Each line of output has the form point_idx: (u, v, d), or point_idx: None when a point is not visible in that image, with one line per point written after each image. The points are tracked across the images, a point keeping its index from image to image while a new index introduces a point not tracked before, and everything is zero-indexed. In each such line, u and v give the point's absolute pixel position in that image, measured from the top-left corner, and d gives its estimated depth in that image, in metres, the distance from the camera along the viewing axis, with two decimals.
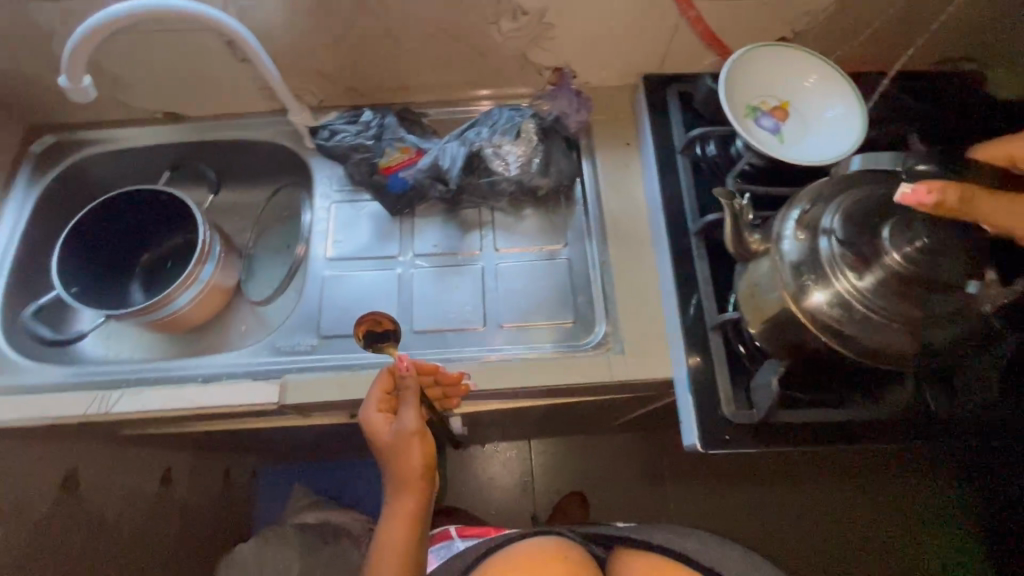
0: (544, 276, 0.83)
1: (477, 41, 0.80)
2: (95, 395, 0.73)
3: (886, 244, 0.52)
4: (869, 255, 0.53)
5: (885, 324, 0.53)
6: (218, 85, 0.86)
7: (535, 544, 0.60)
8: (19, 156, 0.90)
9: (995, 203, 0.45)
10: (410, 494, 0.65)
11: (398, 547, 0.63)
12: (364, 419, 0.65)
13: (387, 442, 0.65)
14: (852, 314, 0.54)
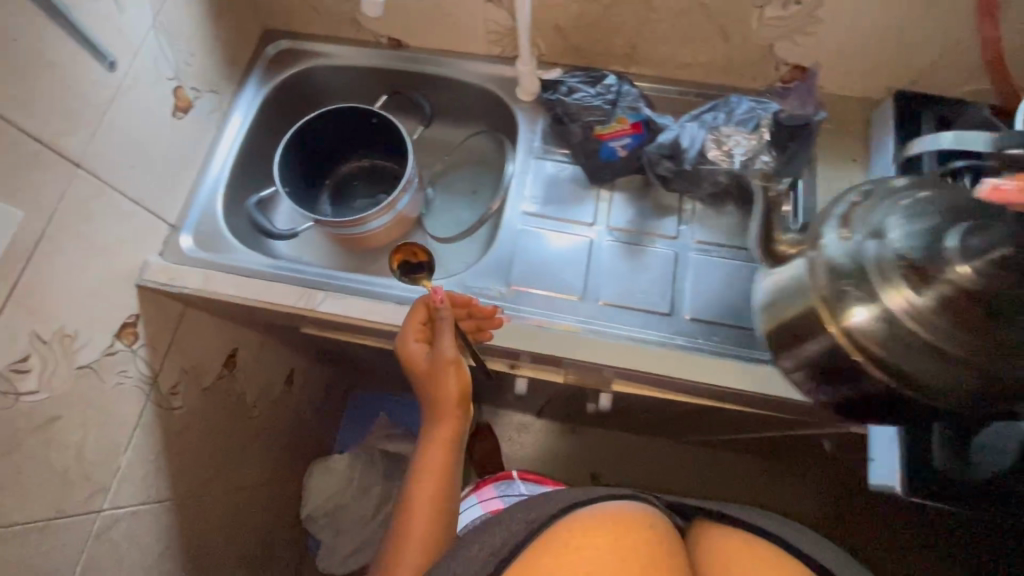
0: (740, 279, 0.79)
1: (732, 25, 0.77)
2: (303, 291, 0.79)
3: (958, 251, 0.41)
4: (932, 265, 0.42)
5: (932, 355, 0.42)
6: (453, 22, 0.87)
7: (595, 518, 0.57)
8: (254, 55, 0.96)
9: None
10: (445, 415, 0.72)
11: (435, 474, 0.70)
12: (404, 349, 0.73)
13: (425, 366, 0.73)
14: (895, 337, 0.43)
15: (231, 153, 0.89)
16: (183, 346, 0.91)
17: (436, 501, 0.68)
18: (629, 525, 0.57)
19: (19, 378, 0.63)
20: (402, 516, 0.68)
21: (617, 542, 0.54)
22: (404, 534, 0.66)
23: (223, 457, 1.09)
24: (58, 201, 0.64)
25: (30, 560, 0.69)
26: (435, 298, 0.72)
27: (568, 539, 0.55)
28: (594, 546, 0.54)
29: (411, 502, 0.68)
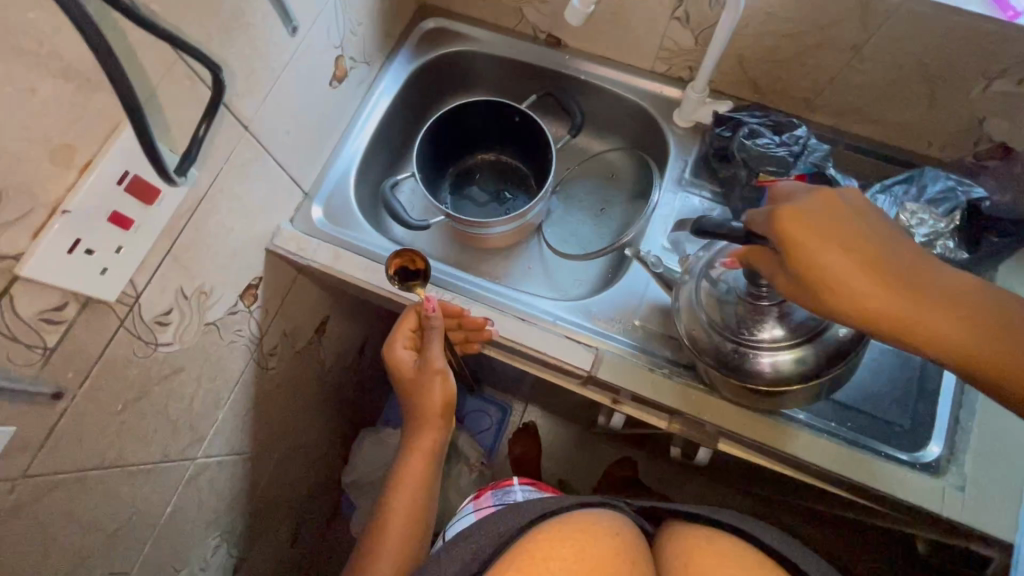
0: (889, 368, 0.73)
1: (944, 91, 0.70)
2: (431, 289, 0.78)
3: (744, 305, 0.62)
4: (740, 321, 0.62)
5: (786, 362, 0.62)
6: (628, 31, 0.82)
7: (559, 525, 0.52)
8: (408, 29, 0.93)
9: (852, 284, 0.44)
10: (426, 424, 0.71)
11: (412, 486, 0.69)
12: (391, 356, 0.72)
13: (410, 375, 0.72)
14: (764, 369, 0.63)
15: (370, 127, 0.87)
16: (289, 310, 0.88)
17: (411, 514, 0.68)
18: (589, 532, 0.51)
19: (160, 330, 0.63)
20: (377, 527, 0.67)
21: (583, 550, 0.49)
22: (379, 546, 0.65)
23: (296, 421, 1.04)
24: (225, 161, 0.63)
25: (133, 501, 0.69)
26: (427, 308, 0.69)
27: (533, 549, 0.49)
28: (562, 554, 0.48)
29: (386, 514, 0.67)
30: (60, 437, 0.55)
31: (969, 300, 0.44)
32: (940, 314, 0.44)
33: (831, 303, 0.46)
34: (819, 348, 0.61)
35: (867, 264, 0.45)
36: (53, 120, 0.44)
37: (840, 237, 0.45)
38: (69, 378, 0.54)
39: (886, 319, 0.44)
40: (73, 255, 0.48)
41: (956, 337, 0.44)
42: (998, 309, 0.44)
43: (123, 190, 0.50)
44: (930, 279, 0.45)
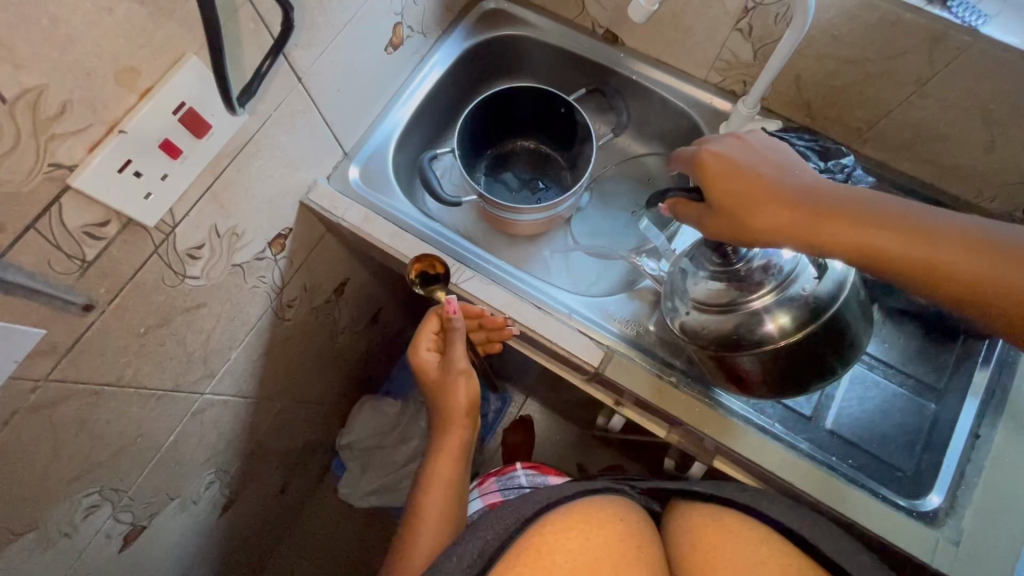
0: (899, 412, 0.72)
1: (1005, 140, 0.68)
2: (454, 264, 0.79)
3: (711, 284, 0.61)
4: (710, 299, 0.61)
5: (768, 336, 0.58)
6: (688, 37, 0.81)
7: (562, 519, 0.55)
8: (469, 5, 0.93)
9: (759, 209, 0.50)
10: (454, 426, 0.71)
11: (443, 487, 0.67)
12: (417, 359, 0.73)
13: (435, 379, 0.73)
14: (749, 343, 0.59)
15: (417, 98, 0.88)
16: (312, 266, 0.89)
17: (445, 512, 0.66)
18: (595, 518, 0.56)
19: (190, 263, 0.64)
20: (408, 528, 0.65)
21: (589, 541, 0.54)
22: (410, 547, 0.63)
23: (303, 375, 1.06)
24: (276, 109, 0.65)
25: (140, 423, 0.72)
26: (449, 310, 0.68)
27: (537, 543, 0.53)
28: (566, 547, 0.53)
29: (418, 515, 0.66)
30: (84, 348, 0.58)
31: (873, 208, 0.48)
32: (839, 223, 0.48)
33: (737, 226, 0.52)
34: (809, 300, 0.57)
35: (768, 187, 0.51)
36: (122, 42, 0.45)
37: (741, 169, 0.52)
38: (101, 293, 0.56)
39: (790, 236, 0.50)
40: (122, 175, 0.50)
41: (865, 240, 0.47)
42: (903, 214, 0.47)
43: (177, 120, 0.52)
44: (825, 195, 0.49)
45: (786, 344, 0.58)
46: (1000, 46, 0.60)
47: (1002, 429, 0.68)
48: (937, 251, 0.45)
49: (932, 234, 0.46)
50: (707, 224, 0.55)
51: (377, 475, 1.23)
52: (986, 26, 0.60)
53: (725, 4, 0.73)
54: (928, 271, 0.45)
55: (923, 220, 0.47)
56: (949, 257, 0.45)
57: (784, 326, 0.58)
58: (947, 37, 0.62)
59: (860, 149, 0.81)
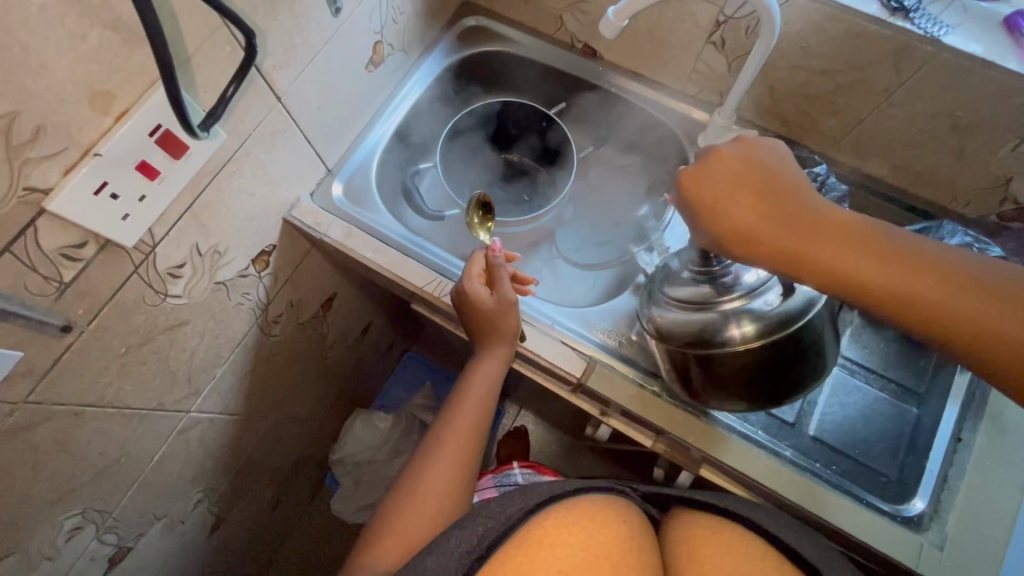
0: (881, 417, 0.73)
1: (974, 145, 0.69)
2: (436, 278, 0.79)
3: (690, 288, 0.62)
4: (688, 304, 0.62)
5: (736, 340, 0.58)
6: (663, 50, 0.83)
7: (566, 511, 0.52)
8: (451, 23, 0.94)
9: (752, 216, 0.49)
10: (500, 348, 0.72)
11: (472, 411, 0.70)
12: (466, 290, 0.71)
13: (481, 310, 0.70)
14: (722, 349, 0.59)
15: (400, 114, 0.89)
16: (298, 282, 0.89)
17: (468, 436, 0.68)
18: (599, 515, 0.52)
19: (171, 281, 0.65)
20: (433, 444, 0.67)
21: (592, 537, 0.49)
22: (433, 459, 0.65)
23: (291, 391, 1.06)
24: (255, 128, 0.66)
25: (123, 443, 0.71)
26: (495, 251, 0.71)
27: (541, 534, 0.49)
28: (569, 540, 0.49)
29: (443, 433, 0.68)
30: (63, 370, 0.58)
31: (869, 240, 0.47)
32: (830, 250, 0.47)
33: (728, 235, 0.50)
34: (775, 310, 0.57)
35: (766, 205, 0.49)
36: (96, 68, 0.46)
37: (744, 178, 0.50)
38: (79, 314, 0.56)
39: (777, 259, 0.48)
40: (98, 197, 0.50)
41: (854, 272, 0.46)
42: (904, 250, 0.46)
43: (152, 141, 0.52)
44: (820, 220, 0.48)
45: (749, 348, 0.58)
46: (963, 55, 0.61)
47: (982, 431, 0.69)
48: (929, 291, 0.44)
49: (928, 273, 0.44)
50: (699, 229, 0.52)
51: (370, 489, 1.23)
52: (948, 37, 0.62)
53: (697, 18, 0.75)
54: (915, 310, 0.44)
55: (918, 257, 0.45)
56: (948, 301, 0.43)
57: (746, 331, 0.58)
58: (913, 47, 0.63)
59: (836, 157, 0.82)
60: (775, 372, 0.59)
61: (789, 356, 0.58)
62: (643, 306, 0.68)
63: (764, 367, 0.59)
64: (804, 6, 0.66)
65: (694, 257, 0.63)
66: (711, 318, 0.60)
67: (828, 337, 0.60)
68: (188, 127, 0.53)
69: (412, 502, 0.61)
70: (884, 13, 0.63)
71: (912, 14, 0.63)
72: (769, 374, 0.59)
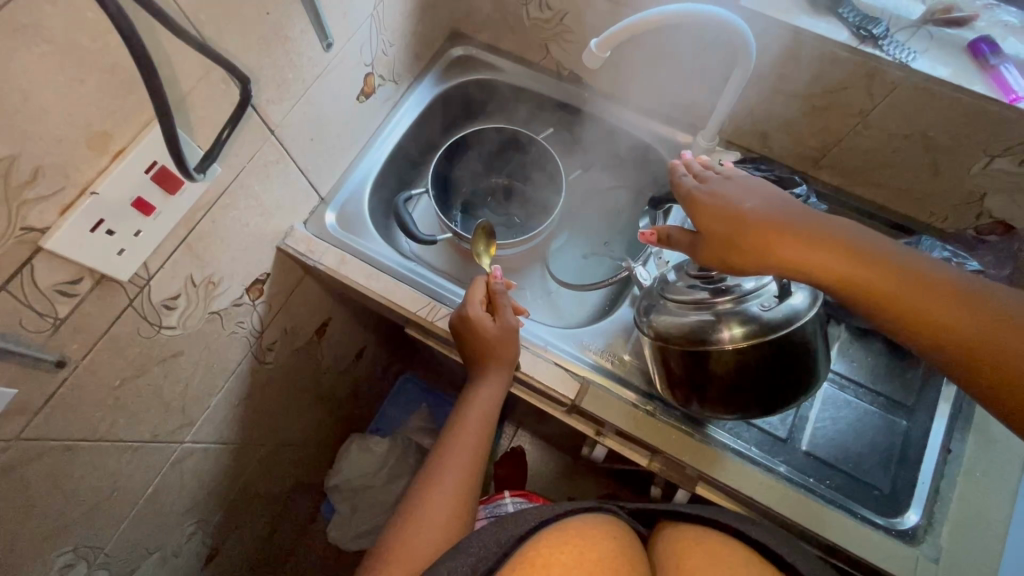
0: (873, 430, 0.73)
1: (948, 164, 0.71)
2: (429, 302, 0.80)
3: (690, 290, 0.63)
4: (686, 305, 0.62)
5: (729, 339, 0.59)
6: (646, 76, 0.85)
7: (557, 533, 0.52)
8: (437, 53, 0.97)
9: (755, 243, 0.51)
10: (501, 374, 0.73)
11: (473, 434, 0.70)
12: (469, 315, 0.72)
13: (486, 333, 0.71)
14: (716, 353, 0.60)
15: (390, 142, 0.91)
16: (292, 309, 0.90)
17: (470, 465, 0.67)
18: (588, 534, 0.52)
19: (165, 313, 0.65)
20: (432, 473, 0.66)
21: (584, 555, 0.49)
22: (435, 484, 0.65)
23: (286, 417, 1.05)
24: (248, 161, 0.67)
25: (115, 477, 0.71)
26: (495, 276, 0.74)
27: (534, 556, 0.49)
28: (561, 560, 0.49)
29: (444, 461, 0.67)
30: (56, 405, 0.58)
31: (861, 243, 0.49)
32: (849, 261, 0.48)
33: (731, 248, 0.53)
34: (764, 316, 0.58)
35: (764, 221, 0.52)
36: (94, 110, 0.47)
37: (735, 214, 0.53)
38: (74, 349, 0.56)
39: (790, 267, 0.51)
40: (94, 234, 0.51)
41: (857, 276, 0.48)
42: (894, 256, 0.48)
43: (149, 178, 0.54)
44: (837, 231, 0.50)
45: (739, 351, 0.59)
46: (931, 78, 0.64)
47: (970, 441, 0.70)
48: (954, 315, 0.44)
49: (957, 295, 0.45)
50: (700, 249, 0.55)
51: (365, 517, 1.21)
52: (916, 62, 0.65)
53: (678, 47, 0.78)
54: (936, 332, 0.45)
55: (923, 269, 0.47)
56: (935, 307, 0.45)
57: (734, 334, 0.59)
58: (884, 72, 0.66)
59: (817, 176, 0.84)
60: (767, 377, 0.60)
61: (782, 362, 0.59)
62: (637, 318, 0.68)
63: (756, 373, 0.60)
64: (779, 31, 0.68)
65: (695, 267, 0.64)
66: (706, 318, 0.60)
67: (820, 353, 0.61)
68: (184, 169, 0.54)
69: (414, 531, 0.61)
70: (854, 41, 0.66)
71: (882, 41, 0.65)
72: (763, 381, 0.60)
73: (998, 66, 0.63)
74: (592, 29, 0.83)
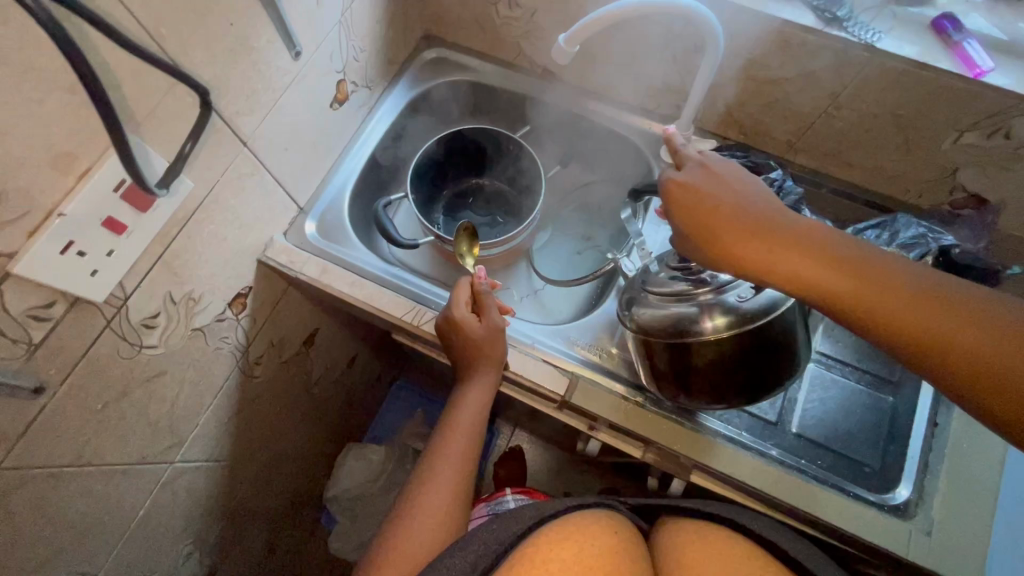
0: (862, 409, 0.74)
1: (919, 142, 0.72)
2: (414, 307, 0.80)
3: (671, 281, 0.63)
4: (668, 297, 0.62)
5: (712, 329, 0.59)
6: (619, 69, 0.86)
7: (555, 529, 0.52)
8: (410, 56, 0.97)
9: (730, 241, 0.51)
10: (489, 374, 0.72)
11: (464, 435, 0.70)
12: (455, 317, 0.71)
13: (473, 334, 0.71)
14: (700, 344, 0.60)
15: (368, 148, 0.91)
16: (277, 321, 0.89)
17: (461, 467, 0.67)
18: (587, 529, 0.52)
19: (145, 333, 0.64)
20: (423, 477, 0.66)
21: (583, 550, 0.49)
22: (425, 487, 0.65)
23: (279, 430, 1.04)
24: (222, 175, 0.66)
25: (104, 501, 0.70)
26: (479, 278, 0.74)
27: (533, 553, 0.49)
28: (561, 556, 0.49)
29: (434, 464, 0.67)
30: (36, 433, 0.57)
31: (829, 246, 0.49)
32: (818, 264, 0.48)
33: (711, 250, 0.53)
34: (745, 303, 0.58)
35: (737, 218, 0.52)
36: (55, 131, 0.47)
37: (711, 211, 0.53)
38: (51, 374, 0.55)
39: (766, 270, 0.50)
40: (65, 256, 0.50)
41: (827, 280, 0.48)
42: (861, 259, 0.48)
43: (118, 197, 0.53)
44: (813, 235, 0.50)
45: (722, 340, 0.59)
46: (896, 57, 0.65)
47: (956, 414, 0.71)
48: (939, 321, 0.44)
49: (936, 301, 0.45)
50: (683, 250, 0.56)
51: (366, 526, 1.20)
52: (881, 42, 0.65)
53: (648, 38, 0.78)
54: (921, 340, 0.44)
55: (890, 271, 0.47)
56: (904, 310, 0.45)
57: (717, 323, 0.59)
58: (850, 53, 0.67)
59: (793, 159, 0.85)
60: (751, 364, 0.60)
61: (764, 349, 0.59)
62: (621, 313, 0.69)
63: (740, 360, 0.60)
64: (745, 18, 0.69)
65: (675, 260, 0.65)
66: (688, 309, 0.60)
67: (802, 336, 0.62)
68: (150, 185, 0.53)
69: (406, 535, 0.60)
70: (819, 24, 0.66)
71: (846, 23, 0.66)
72: (746, 368, 0.60)
73: (961, 42, 0.64)
74: (561, 25, 0.83)
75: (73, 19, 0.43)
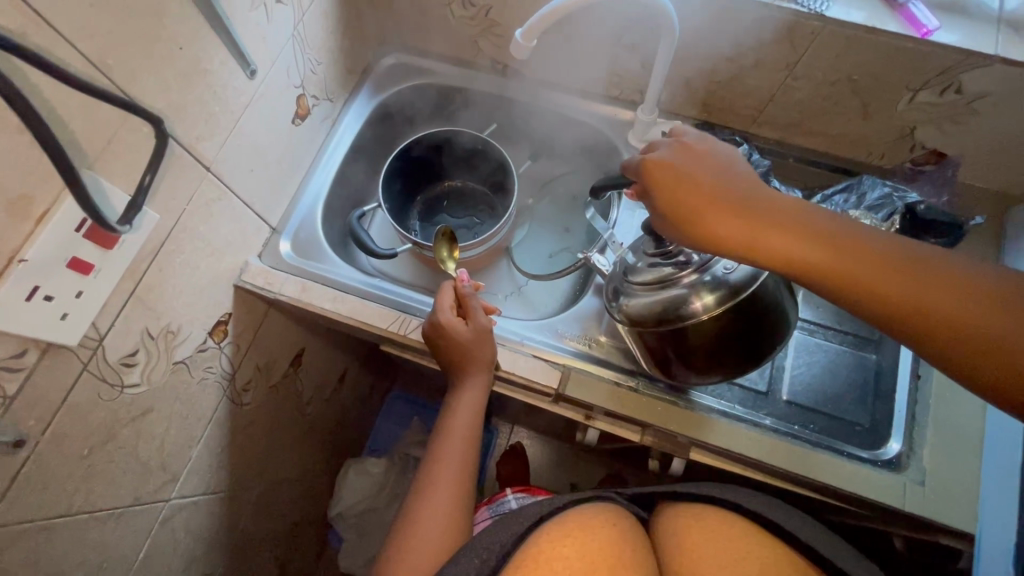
0: (847, 369, 0.76)
1: (876, 105, 0.74)
2: (398, 317, 0.79)
3: (654, 268, 0.64)
4: (654, 284, 0.63)
5: (705, 308, 0.60)
6: (579, 58, 0.86)
7: (557, 526, 0.53)
8: (369, 65, 0.96)
9: (712, 218, 0.52)
10: (480, 376, 0.72)
11: (461, 439, 0.69)
12: (442, 322, 0.71)
13: (462, 337, 0.71)
14: (694, 324, 0.60)
15: (335, 160, 0.89)
16: (261, 345, 0.87)
17: (461, 471, 0.67)
18: (589, 525, 0.53)
19: (125, 372, 0.63)
20: (424, 486, 0.66)
21: (585, 546, 0.50)
22: (427, 495, 0.64)
23: (275, 454, 1.02)
24: (188, 203, 0.65)
25: (102, 548, 0.68)
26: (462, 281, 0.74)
27: (537, 552, 0.50)
28: (565, 554, 0.50)
29: (433, 471, 0.67)
30: (22, 486, 0.55)
31: (806, 221, 0.50)
32: (797, 238, 0.49)
33: (698, 233, 0.53)
34: (730, 278, 0.59)
35: (719, 195, 0.52)
36: (8, 175, 0.45)
37: (694, 188, 0.53)
38: (31, 425, 0.54)
39: (747, 246, 0.51)
40: (32, 302, 0.49)
41: (806, 252, 0.48)
42: (837, 232, 0.49)
43: (81, 236, 0.52)
44: (790, 211, 0.51)
45: (715, 317, 0.59)
46: (846, 24, 0.66)
47: None
48: (915, 287, 0.45)
49: (910, 269, 0.46)
50: (671, 235, 0.56)
51: (373, 540, 1.19)
52: (831, 10, 0.67)
53: (604, 25, 0.79)
54: (899, 306, 0.45)
55: (865, 242, 0.48)
56: (881, 278, 0.46)
57: (706, 302, 0.60)
58: (802, 24, 0.68)
59: (757, 132, 0.86)
60: (744, 335, 0.61)
61: (755, 319, 0.60)
62: (609, 301, 0.69)
63: (733, 334, 0.61)
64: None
65: (652, 246, 0.65)
66: (677, 293, 0.61)
67: (786, 304, 0.63)
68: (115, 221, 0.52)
69: (412, 546, 0.60)
70: None
71: None
72: (739, 340, 0.61)
73: (906, 4, 0.66)
74: (517, 21, 0.83)
75: (14, 57, 0.42)
